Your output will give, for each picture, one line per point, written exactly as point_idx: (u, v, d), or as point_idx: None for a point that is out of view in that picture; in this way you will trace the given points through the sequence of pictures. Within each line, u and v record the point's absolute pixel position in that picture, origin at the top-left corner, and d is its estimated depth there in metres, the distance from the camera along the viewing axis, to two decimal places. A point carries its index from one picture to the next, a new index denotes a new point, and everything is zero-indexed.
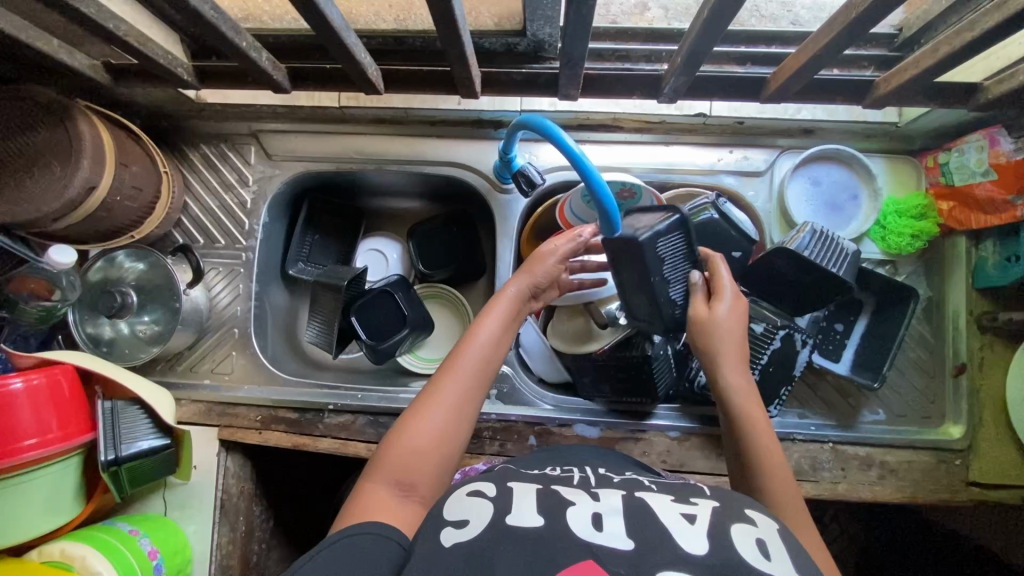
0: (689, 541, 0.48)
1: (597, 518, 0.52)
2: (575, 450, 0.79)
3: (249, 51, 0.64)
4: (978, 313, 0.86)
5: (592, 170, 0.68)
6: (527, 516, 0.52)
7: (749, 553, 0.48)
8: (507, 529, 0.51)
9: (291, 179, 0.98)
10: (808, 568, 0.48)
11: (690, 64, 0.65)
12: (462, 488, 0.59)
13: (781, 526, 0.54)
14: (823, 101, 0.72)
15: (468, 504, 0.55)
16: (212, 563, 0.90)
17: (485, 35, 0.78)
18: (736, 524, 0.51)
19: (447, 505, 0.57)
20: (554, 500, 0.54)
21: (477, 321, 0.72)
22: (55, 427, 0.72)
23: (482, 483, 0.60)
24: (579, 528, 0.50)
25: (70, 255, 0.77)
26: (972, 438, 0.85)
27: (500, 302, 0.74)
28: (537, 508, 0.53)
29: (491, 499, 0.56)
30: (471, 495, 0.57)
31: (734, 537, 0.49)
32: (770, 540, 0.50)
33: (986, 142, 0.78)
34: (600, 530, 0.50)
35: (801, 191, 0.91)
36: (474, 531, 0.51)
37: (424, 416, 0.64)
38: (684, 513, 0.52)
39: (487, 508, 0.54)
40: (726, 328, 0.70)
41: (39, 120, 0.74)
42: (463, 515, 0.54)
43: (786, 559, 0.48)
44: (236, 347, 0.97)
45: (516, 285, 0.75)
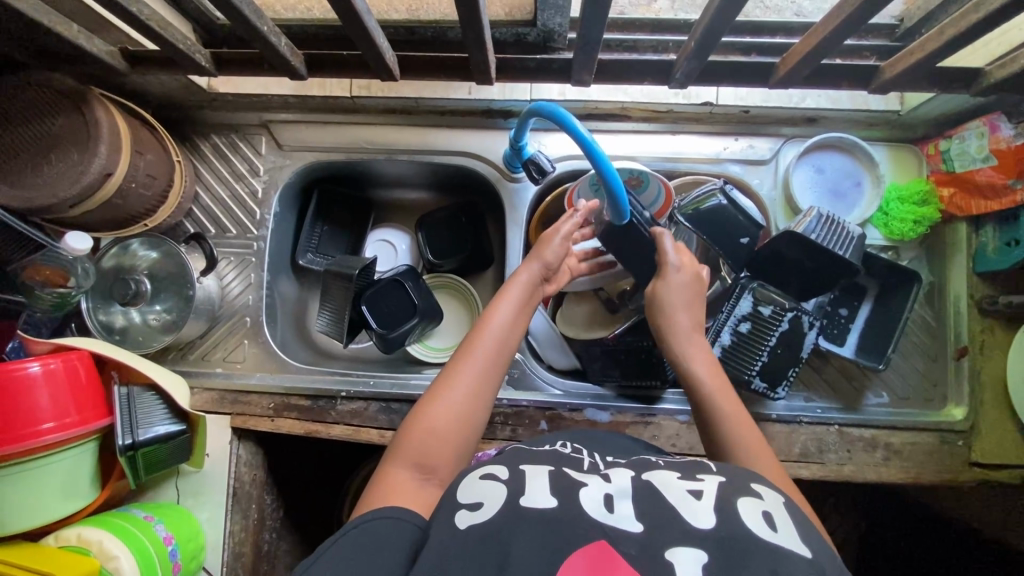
0: (696, 516, 0.49)
1: (608, 499, 0.53)
2: (587, 435, 0.80)
3: (270, 36, 0.64)
4: (979, 296, 0.88)
5: (603, 157, 0.69)
6: (540, 497, 0.53)
7: (755, 525, 0.49)
8: (522, 509, 0.52)
9: (302, 169, 0.99)
10: (811, 537, 0.50)
11: (701, 50, 0.66)
12: (475, 472, 0.59)
13: (786, 500, 0.55)
14: (830, 87, 0.73)
15: (481, 487, 0.56)
16: (224, 550, 0.90)
17: (497, 25, 0.80)
18: (742, 498, 0.52)
19: (461, 488, 0.57)
20: (565, 482, 0.55)
21: (492, 304, 0.72)
22: (73, 411, 0.73)
23: (494, 466, 0.61)
24: (592, 509, 0.51)
25: (85, 242, 0.78)
26: (974, 420, 0.87)
27: (514, 285, 0.75)
28: (550, 490, 0.54)
29: (504, 481, 0.56)
30: (484, 479, 0.57)
31: (740, 511, 0.50)
32: (777, 512, 0.51)
33: (986, 129, 0.80)
34: (612, 512, 0.51)
35: (805, 179, 0.93)
36: (487, 514, 0.52)
37: (440, 399, 0.65)
38: (691, 491, 0.53)
39: (499, 490, 0.55)
40: (677, 296, 0.76)
41: (56, 108, 0.74)
42: (477, 498, 0.55)
43: (792, 532, 0.49)
44: (248, 335, 0.97)
45: (528, 269, 0.76)
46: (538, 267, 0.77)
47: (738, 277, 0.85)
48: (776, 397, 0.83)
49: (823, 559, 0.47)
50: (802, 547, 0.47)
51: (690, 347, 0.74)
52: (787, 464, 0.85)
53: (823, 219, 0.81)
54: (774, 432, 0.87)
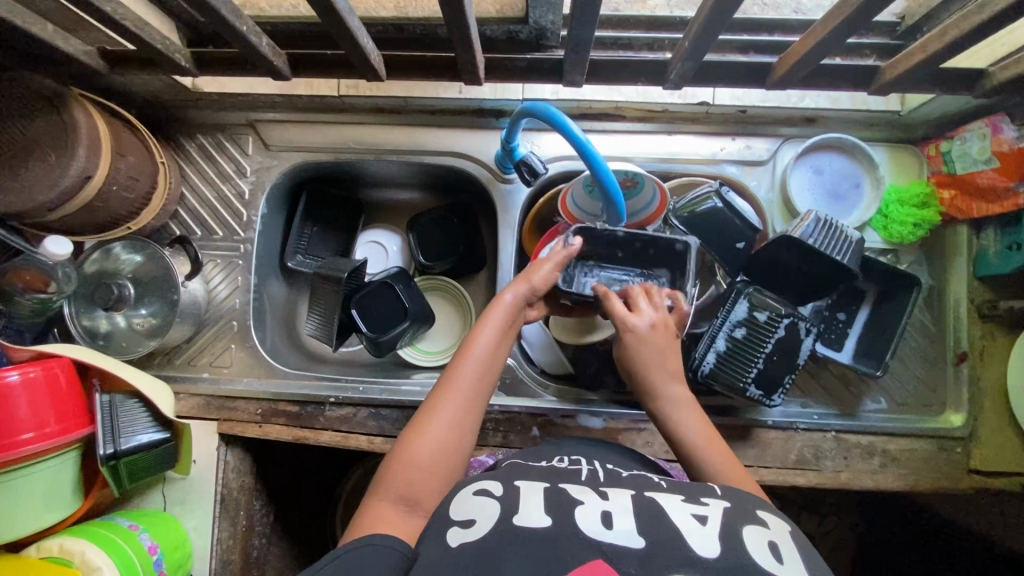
0: (700, 543, 0.48)
1: (606, 517, 0.51)
2: (580, 442, 0.78)
3: (250, 36, 0.62)
4: (979, 301, 0.87)
5: (600, 160, 0.68)
6: (534, 515, 0.51)
7: (761, 556, 0.47)
8: (515, 529, 0.50)
9: (289, 169, 0.97)
10: (818, 569, 0.49)
11: (696, 50, 0.64)
12: (467, 488, 0.58)
13: (792, 529, 0.54)
14: (829, 89, 0.71)
15: (475, 504, 0.55)
16: (213, 558, 0.89)
17: (487, 22, 0.78)
18: (747, 525, 0.51)
19: (454, 504, 0.56)
20: (562, 499, 0.54)
21: (474, 329, 0.71)
22: (53, 421, 0.71)
23: (488, 481, 0.59)
24: (588, 527, 0.50)
25: (65, 246, 0.76)
26: (973, 426, 0.86)
27: (500, 307, 0.72)
28: (545, 507, 0.52)
29: (499, 498, 0.55)
30: (477, 495, 0.56)
31: (746, 539, 0.49)
32: (783, 543, 0.50)
33: (988, 130, 0.79)
34: (609, 528, 0.50)
35: (804, 180, 0.91)
36: (480, 533, 0.51)
37: (423, 433, 0.63)
38: (695, 514, 0.52)
39: (494, 506, 0.54)
40: (648, 344, 0.72)
41: (34, 109, 0.72)
42: (470, 514, 0.53)
43: (799, 564, 0.48)
44: (235, 340, 0.96)
45: (512, 292, 0.73)
46: (524, 292, 0.74)
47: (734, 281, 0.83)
48: (772, 404, 0.80)
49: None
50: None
51: (670, 406, 0.69)
52: (784, 472, 0.83)
53: (823, 224, 0.79)
54: (770, 439, 0.85)
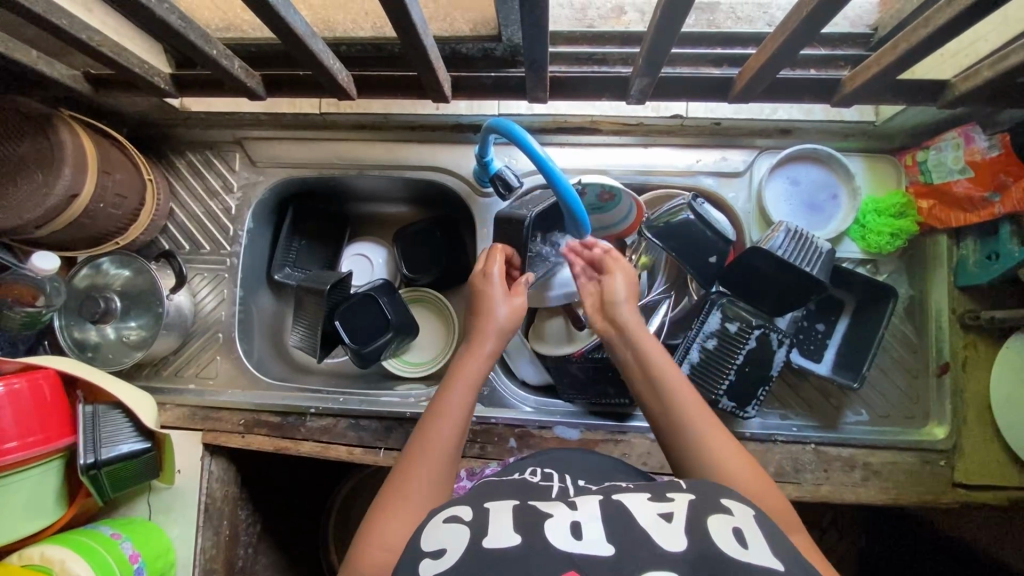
0: (667, 539, 0.49)
1: (575, 528, 0.51)
2: (550, 453, 0.77)
3: (221, 59, 0.65)
4: (961, 311, 0.85)
5: (558, 174, 0.68)
6: (504, 536, 0.51)
7: (726, 544, 0.49)
8: (485, 552, 0.50)
9: (275, 185, 1.00)
10: (785, 549, 0.49)
11: (651, 65, 0.65)
12: (438, 515, 0.57)
13: (757, 512, 0.54)
14: (792, 100, 0.71)
15: (445, 532, 0.54)
16: (195, 567, 0.91)
17: (461, 40, 0.80)
18: (713, 515, 0.52)
19: (424, 534, 0.55)
20: (530, 517, 0.54)
21: (442, 393, 0.70)
22: (35, 430, 0.73)
23: (459, 504, 0.59)
24: (559, 539, 0.50)
25: (52, 261, 0.79)
26: (957, 438, 0.84)
27: (472, 368, 0.71)
28: (515, 525, 0.52)
29: (468, 522, 0.54)
30: (447, 522, 0.55)
31: (712, 531, 0.50)
32: (747, 527, 0.51)
33: (962, 140, 0.77)
34: (579, 539, 0.50)
35: (780, 191, 0.91)
36: (451, 561, 0.50)
37: (397, 506, 0.60)
38: (660, 512, 0.52)
39: (463, 532, 0.53)
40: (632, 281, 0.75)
41: (24, 131, 0.75)
42: (440, 544, 0.52)
43: (764, 549, 0.49)
44: (221, 351, 0.98)
45: (488, 344, 0.73)
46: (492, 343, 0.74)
47: (708, 293, 0.84)
48: (745, 416, 0.81)
49: (796, 573, 0.47)
50: (774, 561, 0.47)
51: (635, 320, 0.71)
52: None
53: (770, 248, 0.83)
54: (748, 451, 0.85)
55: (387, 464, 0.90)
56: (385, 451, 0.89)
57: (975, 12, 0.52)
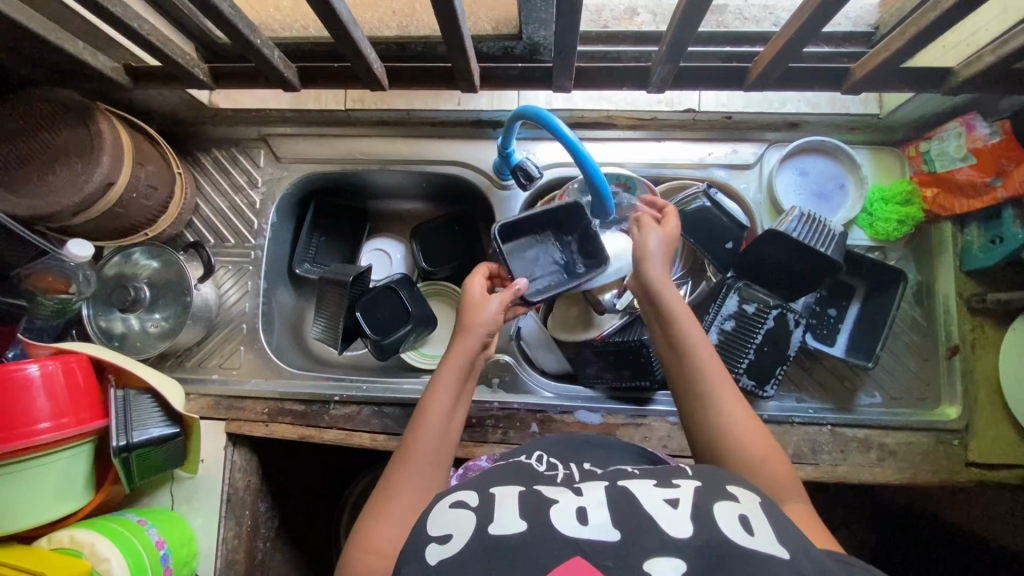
0: (674, 526, 0.50)
1: (581, 513, 0.53)
2: (554, 439, 0.77)
3: (264, 49, 0.68)
4: (967, 295, 0.88)
5: (586, 156, 0.74)
6: (510, 522, 0.53)
7: (732, 531, 0.50)
8: (492, 538, 0.52)
9: (298, 180, 1.02)
10: (789, 537, 0.51)
11: (674, 51, 0.68)
12: (443, 500, 0.59)
13: (763, 500, 0.56)
14: (804, 88, 0.75)
15: (450, 517, 0.56)
16: (218, 557, 0.91)
17: (484, 39, 0.83)
18: (719, 502, 0.53)
19: (431, 517, 0.57)
20: (536, 502, 0.56)
21: (429, 395, 0.69)
22: (69, 411, 0.74)
23: (465, 489, 0.61)
24: (564, 525, 0.52)
25: (87, 249, 0.81)
26: (969, 418, 0.86)
27: (455, 367, 0.71)
28: (520, 512, 0.54)
29: (475, 508, 0.56)
30: (453, 506, 0.58)
31: (718, 517, 0.51)
32: (753, 515, 0.52)
33: (963, 128, 0.82)
34: (585, 524, 0.52)
35: (790, 182, 0.94)
36: (457, 546, 0.52)
37: (384, 513, 0.60)
38: (667, 498, 0.54)
39: (468, 518, 0.55)
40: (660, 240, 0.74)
41: (64, 121, 0.78)
42: (445, 529, 0.55)
43: (768, 532, 0.51)
44: (244, 342, 0.99)
45: (472, 341, 0.72)
46: (479, 339, 0.72)
47: (724, 278, 0.86)
48: (765, 395, 0.83)
49: (801, 561, 0.48)
50: (779, 549, 0.48)
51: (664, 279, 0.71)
52: None
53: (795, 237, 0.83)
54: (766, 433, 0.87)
55: None
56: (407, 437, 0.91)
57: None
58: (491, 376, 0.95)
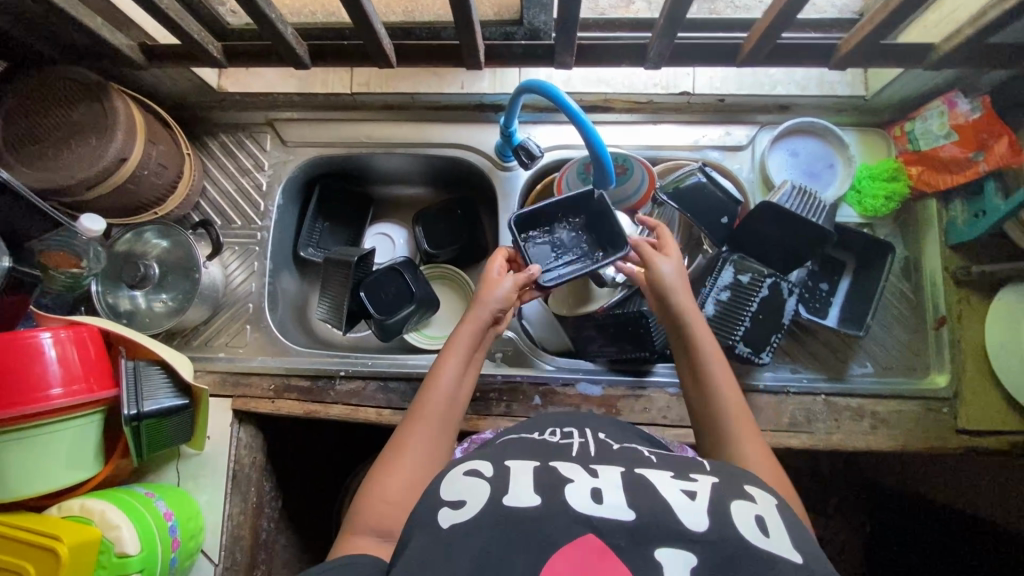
0: (690, 517, 0.51)
1: (596, 492, 0.54)
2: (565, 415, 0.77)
3: (278, 23, 0.71)
4: (953, 268, 0.91)
5: (591, 127, 0.80)
6: (524, 495, 0.54)
7: (747, 530, 0.51)
8: (506, 509, 0.53)
9: (304, 163, 1.04)
10: (804, 541, 0.52)
11: (670, 26, 0.71)
12: (457, 468, 0.60)
13: (778, 503, 0.57)
14: (793, 64, 0.78)
15: (465, 485, 0.57)
16: (223, 533, 0.91)
17: (487, 24, 0.86)
18: (736, 501, 0.54)
19: (444, 484, 0.58)
20: (552, 479, 0.57)
21: (437, 368, 0.72)
22: (80, 378, 0.76)
23: (478, 461, 0.62)
24: (579, 503, 0.53)
25: (99, 223, 0.83)
26: (958, 386, 0.89)
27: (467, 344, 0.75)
28: (535, 488, 0.55)
29: (489, 479, 0.57)
30: (467, 474, 0.59)
31: (734, 514, 0.52)
32: (768, 517, 0.53)
33: (946, 106, 0.86)
34: (600, 504, 0.53)
35: (782, 162, 0.97)
36: (469, 514, 0.53)
37: (392, 470, 0.63)
38: (685, 489, 0.55)
39: (484, 488, 0.56)
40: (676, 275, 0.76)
41: (80, 98, 0.80)
42: (459, 495, 0.56)
43: (784, 536, 0.51)
44: (250, 321, 1.01)
45: (481, 315, 0.76)
46: (487, 313, 0.76)
47: (720, 252, 0.89)
48: (761, 362, 0.84)
49: (814, 565, 0.49)
50: (794, 553, 0.49)
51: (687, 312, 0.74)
52: (777, 434, 0.87)
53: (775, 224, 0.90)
54: (763, 403, 0.89)
55: None
56: None
57: None
58: (494, 352, 0.97)
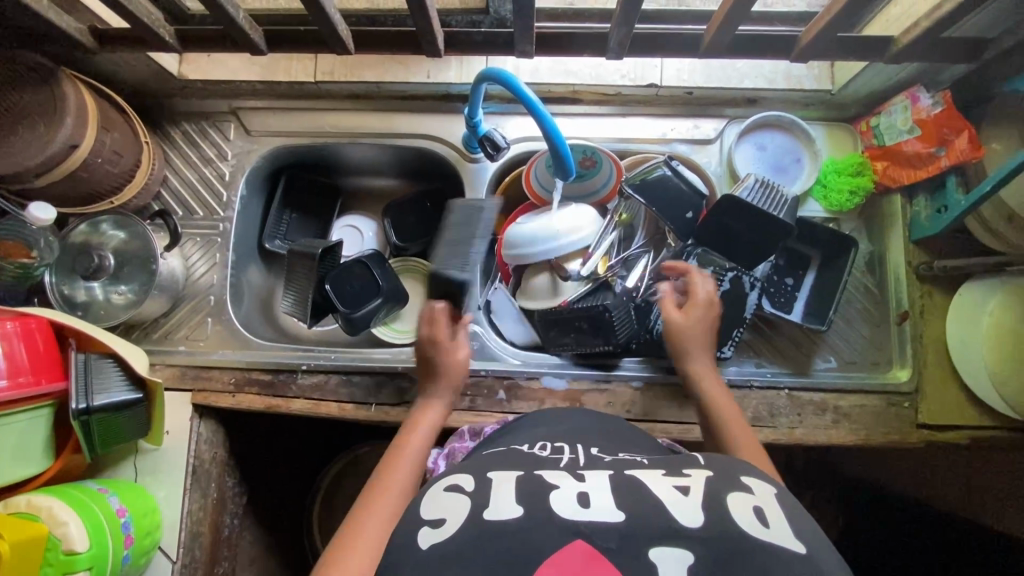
0: (684, 514, 0.50)
1: (582, 497, 0.53)
2: (545, 413, 0.79)
3: (228, 7, 0.70)
4: (916, 263, 0.92)
5: (547, 116, 0.78)
6: (505, 508, 0.53)
7: (747, 522, 0.49)
8: (487, 524, 0.51)
9: (268, 153, 1.02)
10: (806, 533, 0.50)
11: (627, 13, 0.70)
12: (440, 484, 0.60)
13: (778, 492, 0.56)
14: (756, 57, 0.78)
15: (447, 501, 0.56)
16: (182, 530, 0.90)
17: (452, 13, 0.84)
18: (733, 493, 0.53)
19: (426, 504, 0.57)
20: (535, 488, 0.55)
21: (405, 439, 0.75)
22: (27, 370, 0.74)
23: (459, 475, 0.61)
24: (565, 510, 0.51)
25: (49, 212, 0.80)
26: (919, 381, 0.90)
27: (428, 418, 0.79)
28: (516, 498, 0.53)
29: (470, 493, 0.56)
30: (448, 491, 0.58)
31: (731, 509, 0.51)
32: (768, 508, 0.52)
33: (909, 101, 0.87)
34: (587, 507, 0.51)
35: (749, 156, 0.97)
36: (450, 532, 0.52)
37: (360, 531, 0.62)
38: (677, 486, 0.54)
39: (464, 504, 0.55)
40: (691, 325, 0.82)
41: (28, 84, 0.78)
42: (440, 514, 0.54)
43: (784, 526, 0.50)
44: (211, 314, 0.99)
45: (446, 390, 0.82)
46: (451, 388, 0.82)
47: (685, 246, 0.90)
48: (722, 356, 0.87)
49: (818, 555, 0.48)
50: (795, 543, 0.48)
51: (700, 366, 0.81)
52: None
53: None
54: None
55: (379, 419, 0.91)
56: (375, 406, 0.91)
57: None
58: None
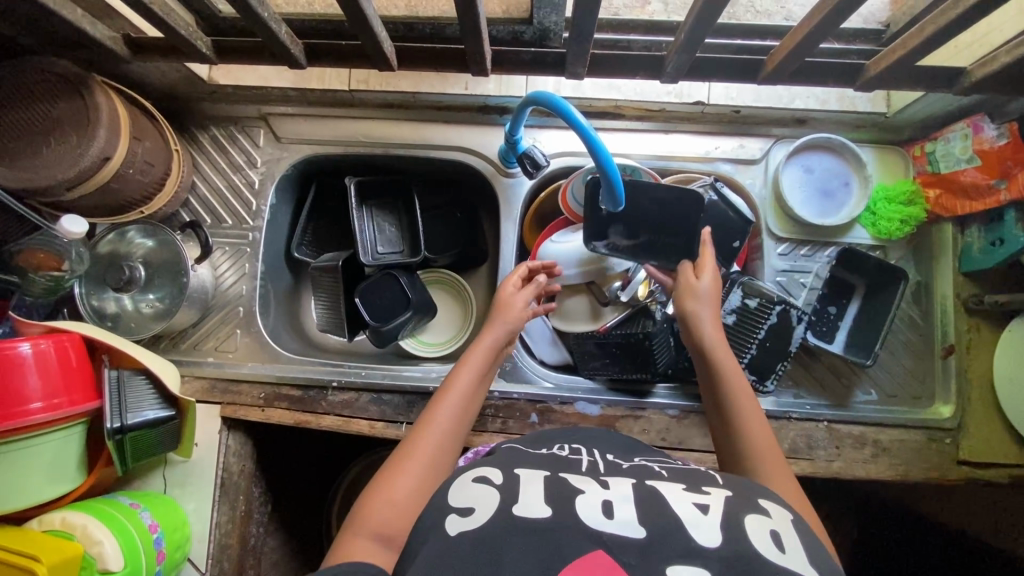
0: (702, 532, 0.48)
1: (608, 506, 0.51)
2: (581, 431, 0.75)
3: (271, 22, 0.67)
4: (964, 296, 0.89)
5: (600, 144, 0.73)
6: (535, 505, 0.52)
7: (763, 546, 0.48)
8: (519, 520, 0.50)
9: (299, 161, 1.00)
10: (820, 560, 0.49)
11: (690, 43, 0.67)
12: (467, 474, 0.58)
13: (794, 516, 0.54)
14: (816, 84, 0.75)
15: (477, 490, 0.55)
16: (211, 542, 0.90)
17: (495, 22, 0.80)
18: (749, 515, 0.51)
19: (452, 492, 0.55)
20: (563, 490, 0.54)
21: (450, 378, 0.73)
22: (61, 392, 0.72)
23: (486, 468, 0.59)
24: (588, 516, 0.50)
25: (80, 226, 0.78)
26: (961, 417, 0.87)
27: (483, 346, 0.76)
28: (546, 497, 0.52)
29: (498, 487, 0.55)
30: (477, 481, 0.56)
31: (748, 529, 0.49)
32: (783, 531, 0.50)
33: (971, 130, 0.82)
34: (611, 518, 0.50)
35: (795, 179, 0.94)
36: (479, 520, 0.51)
37: (402, 472, 0.63)
38: (696, 503, 0.52)
39: (492, 495, 0.54)
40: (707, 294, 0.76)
41: (61, 92, 0.76)
42: (468, 502, 0.53)
43: (799, 552, 0.48)
44: (240, 325, 0.97)
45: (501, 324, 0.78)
46: (504, 328, 0.78)
47: (728, 274, 0.88)
48: (764, 389, 0.85)
49: None
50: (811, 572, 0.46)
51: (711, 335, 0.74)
52: None
53: (787, 251, 0.94)
54: None
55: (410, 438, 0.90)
56: (406, 424, 0.90)
57: (983, 8, 0.57)
58: None
